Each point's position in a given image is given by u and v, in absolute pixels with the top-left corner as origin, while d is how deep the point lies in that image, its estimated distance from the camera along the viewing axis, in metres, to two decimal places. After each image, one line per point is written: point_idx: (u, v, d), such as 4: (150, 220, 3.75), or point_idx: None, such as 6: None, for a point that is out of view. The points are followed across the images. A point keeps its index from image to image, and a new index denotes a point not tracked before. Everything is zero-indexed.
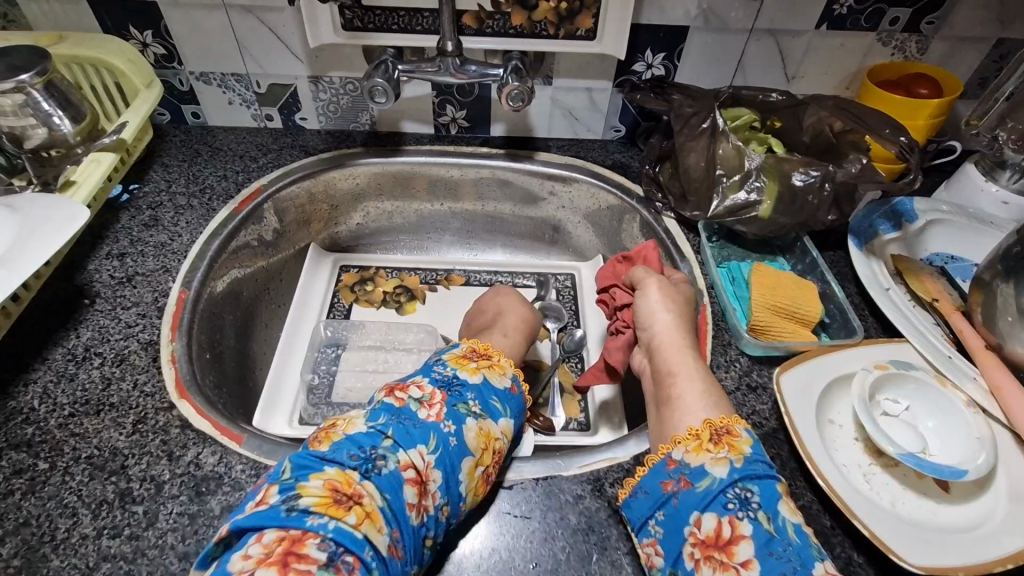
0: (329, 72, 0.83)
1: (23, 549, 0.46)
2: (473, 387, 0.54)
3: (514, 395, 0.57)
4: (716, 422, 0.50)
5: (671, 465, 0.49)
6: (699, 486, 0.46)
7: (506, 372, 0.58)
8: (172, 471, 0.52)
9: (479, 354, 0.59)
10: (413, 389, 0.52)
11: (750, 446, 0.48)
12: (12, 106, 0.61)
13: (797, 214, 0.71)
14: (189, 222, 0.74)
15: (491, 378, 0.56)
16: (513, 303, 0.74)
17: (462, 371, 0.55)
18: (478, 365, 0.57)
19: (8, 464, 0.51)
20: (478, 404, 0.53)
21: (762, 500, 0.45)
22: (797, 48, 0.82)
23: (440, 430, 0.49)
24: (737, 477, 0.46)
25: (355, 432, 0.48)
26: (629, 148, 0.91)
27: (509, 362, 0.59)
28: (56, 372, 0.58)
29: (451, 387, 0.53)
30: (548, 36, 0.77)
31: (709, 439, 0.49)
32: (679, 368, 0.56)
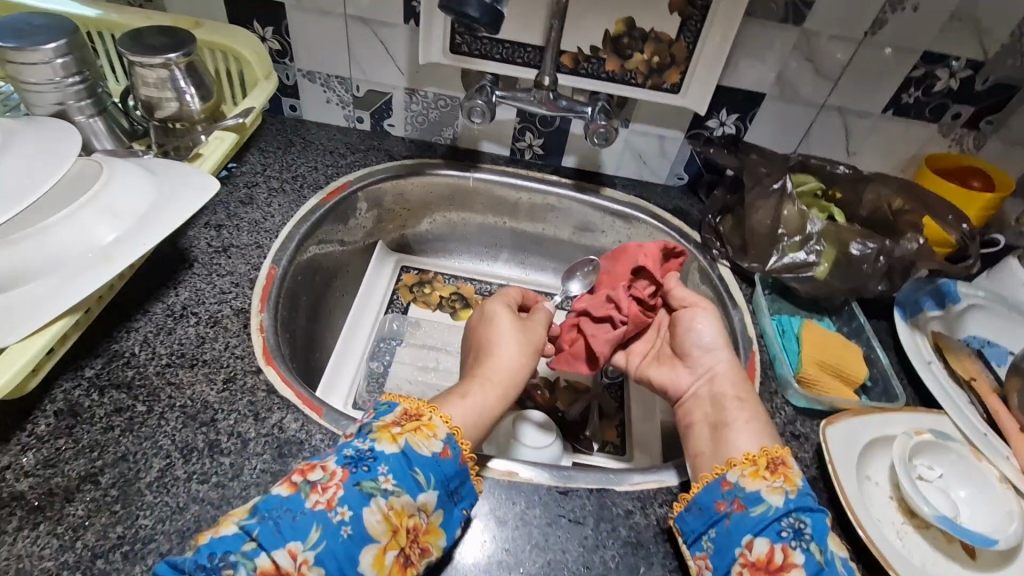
0: (425, 87, 0.88)
1: (120, 480, 0.50)
2: (386, 460, 0.48)
3: (445, 463, 0.50)
4: (772, 450, 0.54)
5: (725, 486, 0.52)
6: (755, 511, 0.50)
7: (436, 435, 0.51)
8: (258, 430, 0.55)
9: (409, 417, 0.52)
10: (312, 470, 0.47)
11: (802, 479, 0.52)
12: (156, 79, 0.68)
13: (849, 279, 0.75)
14: (281, 205, 0.79)
15: (414, 444, 0.49)
16: (495, 345, 0.63)
17: (381, 441, 0.49)
18: (401, 430, 0.50)
19: (109, 402, 0.55)
20: (389, 478, 0.47)
21: (814, 532, 0.48)
22: (862, 128, 0.87)
23: (328, 519, 0.44)
24: (792, 507, 0.49)
25: (225, 529, 0.42)
26: (689, 196, 0.95)
27: (443, 419, 0.52)
28: (156, 324, 0.62)
29: (359, 464, 0.47)
30: (636, 84, 0.83)
31: (765, 467, 0.52)
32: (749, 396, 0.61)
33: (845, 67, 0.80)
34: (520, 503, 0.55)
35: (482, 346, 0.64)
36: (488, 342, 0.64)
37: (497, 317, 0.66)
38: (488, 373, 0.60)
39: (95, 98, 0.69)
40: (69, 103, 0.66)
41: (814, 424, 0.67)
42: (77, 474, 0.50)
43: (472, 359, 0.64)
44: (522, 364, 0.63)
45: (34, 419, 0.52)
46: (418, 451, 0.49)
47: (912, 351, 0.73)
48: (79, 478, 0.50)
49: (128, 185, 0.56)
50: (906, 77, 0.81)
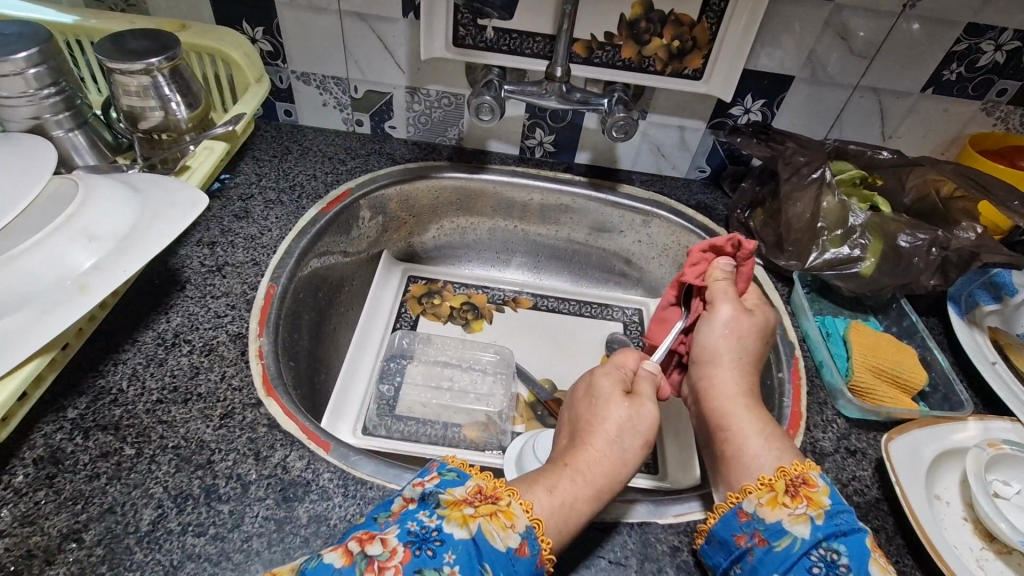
0: (427, 85, 0.82)
1: (106, 537, 0.45)
2: (454, 546, 0.41)
3: (520, 560, 0.42)
4: (790, 470, 0.49)
5: (742, 518, 0.48)
6: (778, 545, 0.45)
7: (514, 526, 0.43)
8: (259, 471, 0.50)
9: (484, 497, 0.45)
10: (373, 544, 0.41)
11: (829, 498, 0.47)
12: (137, 86, 0.62)
13: (899, 275, 0.69)
14: (278, 217, 0.73)
15: (487, 532, 0.42)
16: (597, 421, 0.53)
17: (450, 521, 0.42)
18: (474, 512, 0.43)
19: (95, 446, 0.49)
20: (455, 573, 0.40)
21: (852, 562, 0.43)
22: (899, 109, 0.80)
23: None
24: (820, 536, 0.45)
25: None
26: (713, 190, 0.89)
27: (523, 507, 0.44)
28: (146, 355, 0.56)
29: (423, 545, 0.41)
30: (654, 72, 0.77)
31: (785, 492, 0.47)
32: (735, 422, 0.54)
33: (881, 44, 0.74)
34: None
35: (583, 419, 0.55)
36: (588, 415, 0.55)
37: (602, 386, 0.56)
38: (578, 460, 0.50)
39: (74, 110, 0.63)
40: (46, 117, 0.61)
41: (871, 437, 0.60)
42: (58, 531, 0.45)
43: (565, 445, 0.54)
44: (620, 457, 0.51)
45: (10, 469, 0.47)
46: (491, 542, 0.42)
47: (975, 358, 0.67)
48: (61, 536, 0.44)
49: (105, 203, 0.51)
50: (948, 51, 0.73)
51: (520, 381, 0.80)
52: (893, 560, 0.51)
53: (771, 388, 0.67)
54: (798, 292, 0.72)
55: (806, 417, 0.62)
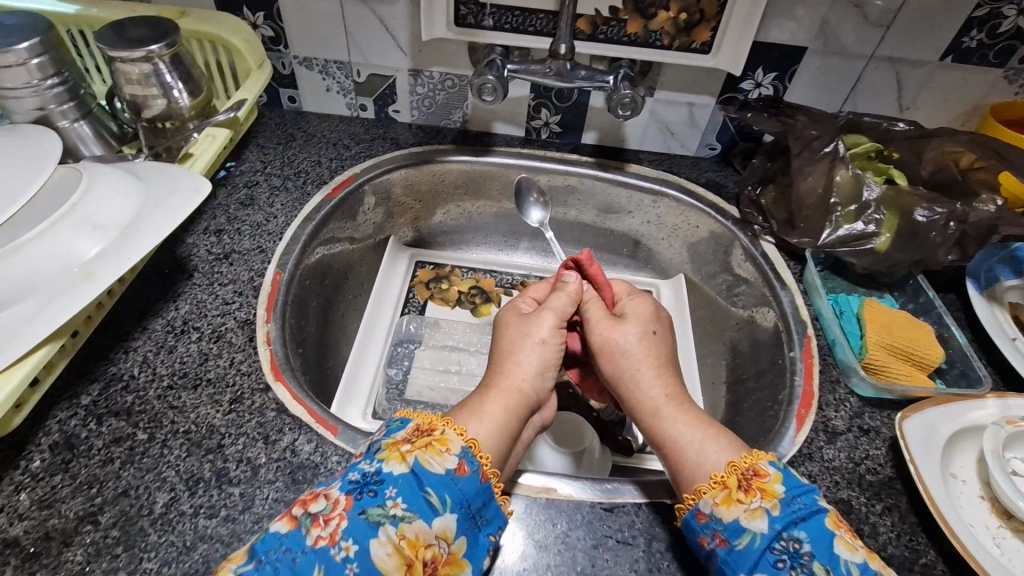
0: (430, 67, 0.81)
1: (120, 519, 0.46)
2: (394, 482, 0.42)
3: (461, 480, 0.43)
4: (739, 463, 0.46)
5: (701, 519, 0.45)
6: (739, 544, 0.43)
7: (450, 449, 0.44)
8: (269, 455, 0.51)
9: (421, 432, 0.46)
10: (317, 501, 0.42)
11: (782, 485, 0.44)
12: (139, 75, 0.62)
13: (915, 251, 0.68)
14: (284, 204, 0.73)
15: (424, 461, 0.43)
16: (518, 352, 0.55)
17: (388, 461, 0.43)
18: (411, 447, 0.44)
19: (108, 431, 0.50)
20: (399, 503, 0.41)
21: (813, 547, 0.41)
22: (917, 80, 0.77)
23: (331, 558, 0.38)
24: (779, 528, 0.42)
25: None
26: (723, 167, 0.87)
27: (457, 432, 0.46)
28: (156, 342, 0.57)
29: (364, 489, 0.42)
30: (661, 46, 0.75)
31: (737, 487, 0.45)
32: (676, 431, 0.50)
33: (897, 12, 0.71)
34: (561, 523, 0.49)
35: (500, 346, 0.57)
36: (503, 342, 0.57)
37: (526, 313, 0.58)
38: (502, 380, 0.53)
39: (78, 100, 0.63)
40: (50, 108, 0.61)
41: (884, 416, 0.59)
42: (74, 514, 0.46)
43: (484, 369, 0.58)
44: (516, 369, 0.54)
45: (27, 455, 0.48)
46: (429, 469, 0.43)
47: (995, 334, 0.65)
48: (78, 519, 0.45)
49: (107, 191, 0.51)
50: (967, 17, 0.70)
51: None
52: (906, 539, 0.50)
53: (783, 367, 0.67)
54: (810, 270, 0.71)
55: (818, 396, 0.61)
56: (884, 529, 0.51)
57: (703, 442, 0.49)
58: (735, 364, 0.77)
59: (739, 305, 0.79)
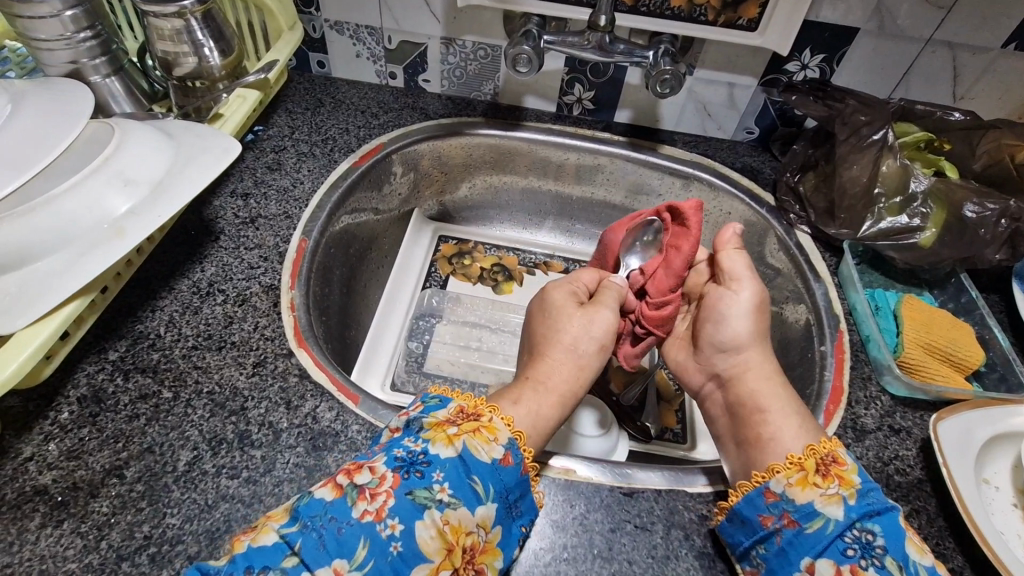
0: (463, 35, 0.79)
1: (146, 475, 0.46)
2: (442, 466, 0.42)
3: (506, 470, 0.43)
4: (820, 449, 0.47)
5: (770, 498, 0.46)
6: (810, 527, 0.43)
7: (497, 439, 0.44)
8: (291, 420, 0.51)
9: (466, 415, 0.46)
10: (363, 473, 0.42)
11: (858, 476, 0.45)
12: (171, 31, 0.61)
13: (961, 247, 0.65)
14: (311, 170, 0.73)
15: (472, 448, 0.43)
16: (577, 362, 0.53)
17: (435, 442, 0.43)
18: (458, 431, 0.44)
19: (134, 388, 0.51)
20: (446, 488, 0.41)
21: (887, 542, 0.42)
22: (976, 68, 0.72)
23: (376, 533, 0.39)
24: (854, 517, 0.43)
25: (265, 538, 0.38)
26: (759, 152, 0.84)
27: (504, 421, 0.46)
28: (182, 303, 0.57)
29: (411, 469, 0.42)
30: (706, 21, 0.72)
31: (816, 471, 0.46)
32: (771, 403, 0.52)
33: None
34: (578, 505, 0.48)
35: (566, 343, 0.54)
36: (572, 339, 0.54)
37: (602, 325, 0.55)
38: (555, 380, 0.52)
39: (110, 56, 0.63)
40: (83, 62, 0.61)
41: (916, 416, 0.57)
42: (101, 467, 0.46)
43: (526, 360, 0.56)
44: (576, 363, 0.53)
45: (56, 406, 0.49)
46: (477, 456, 0.43)
47: None
48: (104, 472, 0.46)
49: (140, 148, 0.51)
50: None
51: None
52: (933, 542, 0.49)
53: (812, 361, 0.65)
54: (847, 263, 0.68)
55: (848, 393, 0.60)
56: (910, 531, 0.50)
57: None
58: None
59: (769, 296, 0.77)
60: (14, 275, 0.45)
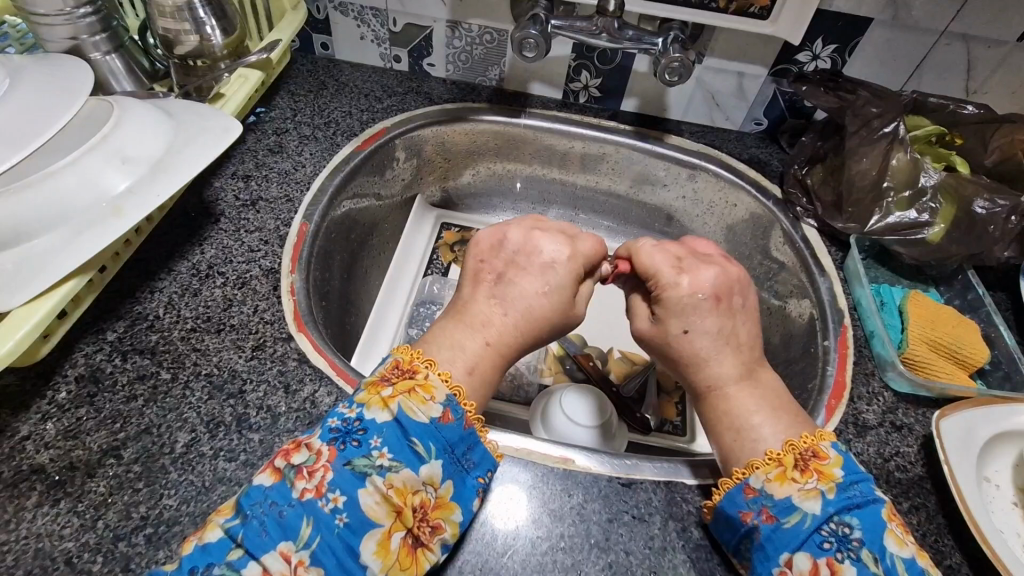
0: (469, 19, 0.78)
1: (143, 455, 0.46)
2: (378, 431, 0.41)
3: (445, 426, 0.43)
4: (798, 444, 0.45)
5: (749, 494, 0.44)
6: (788, 522, 0.42)
7: (434, 398, 0.43)
8: (289, 404, 0.50)
9: (401, 373, 0.45)
10: (300, 451, 0.41)
11: (841, 469, 0.43)
12: (172, 7, 0.60)
13: (969, 244, 0.64)
14: (313, 153, 0.72)
15: (408, 410, 0.42)
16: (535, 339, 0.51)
17: (370, 408, 0.42)
18: (393, 393, 0.43)
19: (132, 368, 0.50)
20: (385, 453, 0.41)
21: (864, 535, 0.41)
22: (991, 61, 0.71)
23: (319, 511, 0.38)
24: (832, 511, 0.41)
25: (210, 534, 0.38)
26: (767, 144, 0.83)
27: (441, 377, 0.44)
28: (181, 285, 0.57)
29: (347, 439, 0.41)
30: (717, 9, 0.71)
31: (794, 466, 0.44)
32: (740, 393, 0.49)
33: None
34: (577, 496, 0.48)
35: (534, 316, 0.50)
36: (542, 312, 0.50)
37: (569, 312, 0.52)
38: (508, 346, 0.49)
39: (110, 32, 0.62)
40: (83, 38, 0.60)
41: (918, 413, 0.57)
42: (98, 447, 0.46)
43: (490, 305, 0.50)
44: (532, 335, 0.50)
45: (54, 385, 0.49)
46: (414, 418, 0.42)
47: None
48: (101, 452, 0.46)
49: (138, 126, 0.50)
50: None
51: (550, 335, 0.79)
52: (932, 539, 0.49)
53: (815, 356, 0.64)
54: (853, 257, 0.68)
55: (850, 388, 0.59)
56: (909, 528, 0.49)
57: (762, 419, 0.48)
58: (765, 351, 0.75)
59: (774, 290, 0.77)
60: (11, 251, 0.44)
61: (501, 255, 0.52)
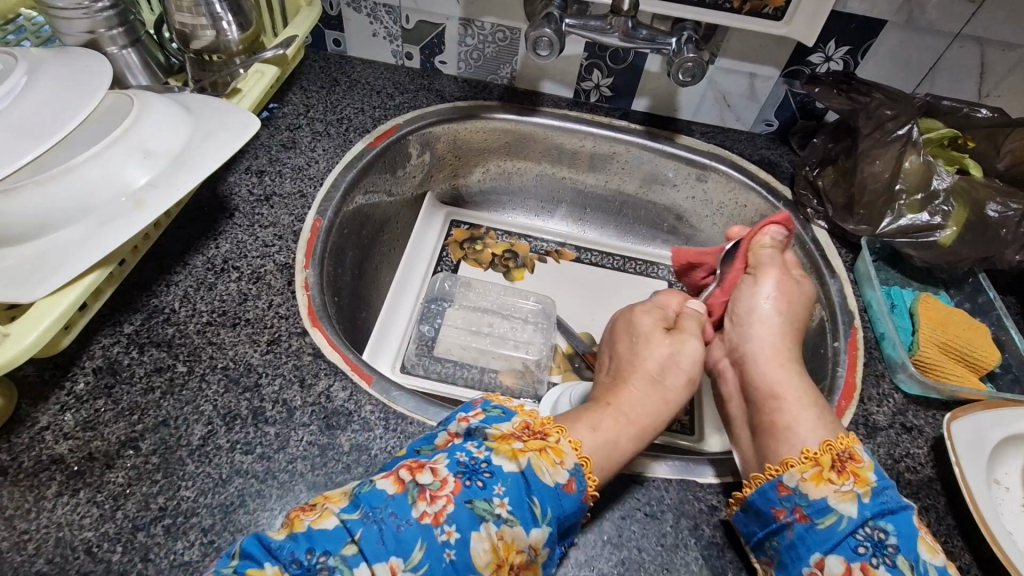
0: (482, 17, 0.78)
1: (161, 447, 0.46)
2: (503, 479, 0.42)
3: (567, 496, 0.43)
4: (836, 445, 0.48)
5: (783, 492, 0.47)
6: (822, 523, 0.45)
7: (563, 462, 0.44)
8: (304, 398, 0.51)
9: (532, 433, 0.46)
10: (425, 471, 0.42)
11: (874, 474, 0.46)
12: (190, 2, 0.60)
13: (980, 247, 0.64)
14: (326, 149, 0.72)
15: (537, 467, 0.43)
16: (662, 396, 0.54)
17: (499, 454, 0.43)
18: (524, 447, 0.44)
19: (149, 360, 0.51)
20: (505, 504, 0.41)
21: (900, 541, 0.43)
22: (1005, 64, 0.71)
23: (434, 537, 0.38)
24: (868, 515, 0.44)
25: (325, 522, 0.38)
26: (777, 145, 0.83)
27: (572, 445, 0.46)
28: (196, 279, 0.57)
29: (473, 477, 0.42)
30: (730, 9, 0.71)
31: (831, 468, 0.47)
32: (786, 392, 0.53)
33: None
34: None
35: (652, 373, 0.56)
36: (657, 367, 0.56)
37: (684, 361, 0.57)
38: (637, 412, 0.52)
39: (127, 26, 0.62)
40: (101, 32, 0.60)
41: (928, 415, 0.57)
42: (116, 438, 0.47)
43: (605, 387, 0.57)
44: (660, 396, 0.54)
45: (72, 376, 0.49)
46: (540, 477, 0.43)
47: None
48: (119, 443, 0.46)
49: (159, 120, 0.51)
50: None
51: (559, 333, 0.79)
52: (941, 540, 0.49)
53: (825, 357, 0.65)
54: (864, 259, 0.68)
55: (860, 389, 0.60)
56: None
57: None
58: None
59: None
60: (36, 242, 0.45)
61: (620, 341, 0.61)
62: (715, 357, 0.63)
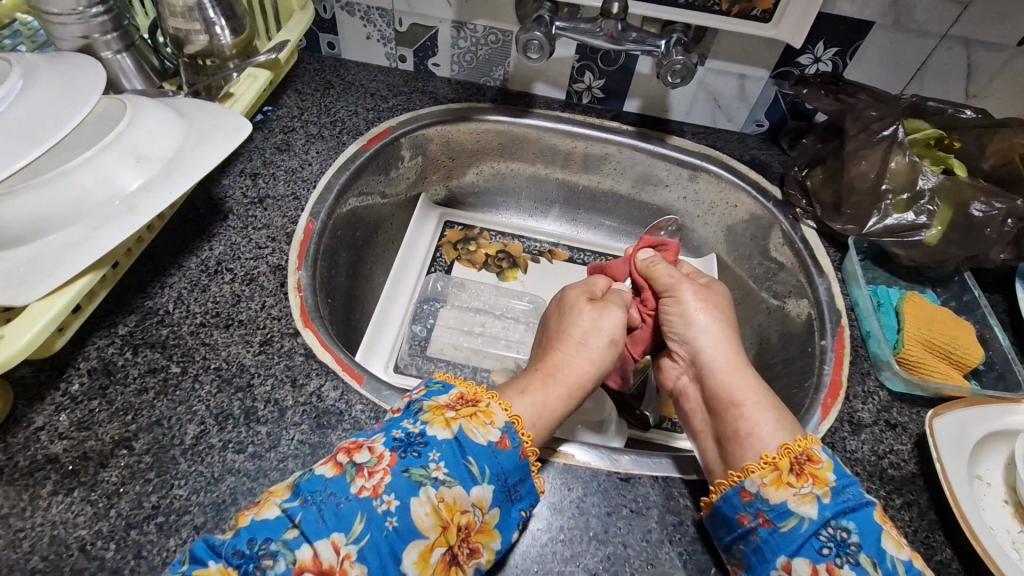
0: (474, 19, 0.79)
1: (154, 446, 0.47)
2: (438, 446, 0.43)
3: (501, 452, 0.44)
4: (793, 447, 0.48)
5: (745, 498, 0.46)
6: (785, 526, 0.44)
7: (493, 423, 0.45)
8: (296, 398, 0.52)
9: (465, 402, 0.47)
10: (362, 451, 0.43)
11: (833, 473, 0.46)
12: (183, 7, 0.61)
13: (966, 247, 0.65)
14: (319, 152, 0.73)
15: (468, 431, 0.44)
16: (588, 357, 0.55)
17: (432, 425, 0.44)
18: (455, 415, 0.45)
19: (143, 361, 0.52)
20: (441, 467, 0.42)
21: (861, 539, 0.43)
22: (992, 65, 0.72)
23: (373, 509, 0.39)
24: (829, 515, 0.44)
25: (267, 511, 0.39)
26: (767, 145, 0.83)
27: (502, 407, 0.47)
28: (190, 280, 0.58)
29: (408, 448, 0.43)
30: (719, 11, 0.71)
31: (789, 471, 0.46)
32: (746, 397, 0.53)
33: None
34: (576, 490, 0.49)
35: (576, 338, 0.56)
36: (582, 333, 0.56)
37: (611, 324, 0.57)
38: (565, 372, 0.53)
39: (121, 31, 0.63)
40: (95, 37, 0.61)
41: (913, 412, 0.58)
42: (111, 438, 0.47)
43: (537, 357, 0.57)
44: (590, 359, 0.55)
45: (68, 377, 0.50)
46: (472, 438, 0.44)
47: None
48: (114, 443, 0.47)
49: (150, 124, 0.51)
50: None
51: None
52: (923, 535, 0.50)
53: (812, 356, 0.65)
54: (851, 259, 0.69)
55: (846, 387, 0.60)
56: (901, 523, 0.50)
57: None
58: (763, 350, 0.76)
59: (772, 290, 0.78)
60: (30, 246, 0.46)
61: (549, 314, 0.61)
62: (672, 376, 0.60)
